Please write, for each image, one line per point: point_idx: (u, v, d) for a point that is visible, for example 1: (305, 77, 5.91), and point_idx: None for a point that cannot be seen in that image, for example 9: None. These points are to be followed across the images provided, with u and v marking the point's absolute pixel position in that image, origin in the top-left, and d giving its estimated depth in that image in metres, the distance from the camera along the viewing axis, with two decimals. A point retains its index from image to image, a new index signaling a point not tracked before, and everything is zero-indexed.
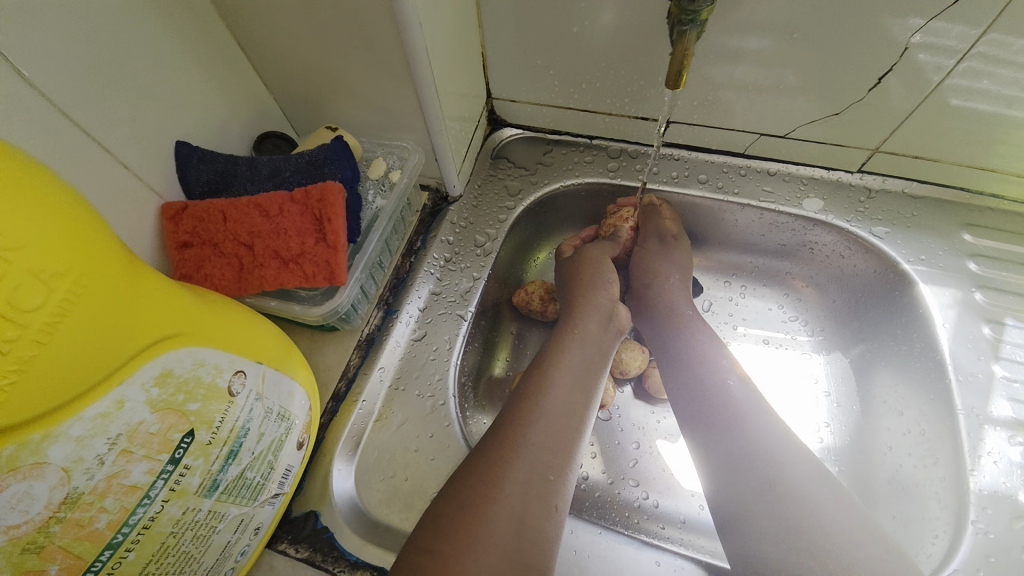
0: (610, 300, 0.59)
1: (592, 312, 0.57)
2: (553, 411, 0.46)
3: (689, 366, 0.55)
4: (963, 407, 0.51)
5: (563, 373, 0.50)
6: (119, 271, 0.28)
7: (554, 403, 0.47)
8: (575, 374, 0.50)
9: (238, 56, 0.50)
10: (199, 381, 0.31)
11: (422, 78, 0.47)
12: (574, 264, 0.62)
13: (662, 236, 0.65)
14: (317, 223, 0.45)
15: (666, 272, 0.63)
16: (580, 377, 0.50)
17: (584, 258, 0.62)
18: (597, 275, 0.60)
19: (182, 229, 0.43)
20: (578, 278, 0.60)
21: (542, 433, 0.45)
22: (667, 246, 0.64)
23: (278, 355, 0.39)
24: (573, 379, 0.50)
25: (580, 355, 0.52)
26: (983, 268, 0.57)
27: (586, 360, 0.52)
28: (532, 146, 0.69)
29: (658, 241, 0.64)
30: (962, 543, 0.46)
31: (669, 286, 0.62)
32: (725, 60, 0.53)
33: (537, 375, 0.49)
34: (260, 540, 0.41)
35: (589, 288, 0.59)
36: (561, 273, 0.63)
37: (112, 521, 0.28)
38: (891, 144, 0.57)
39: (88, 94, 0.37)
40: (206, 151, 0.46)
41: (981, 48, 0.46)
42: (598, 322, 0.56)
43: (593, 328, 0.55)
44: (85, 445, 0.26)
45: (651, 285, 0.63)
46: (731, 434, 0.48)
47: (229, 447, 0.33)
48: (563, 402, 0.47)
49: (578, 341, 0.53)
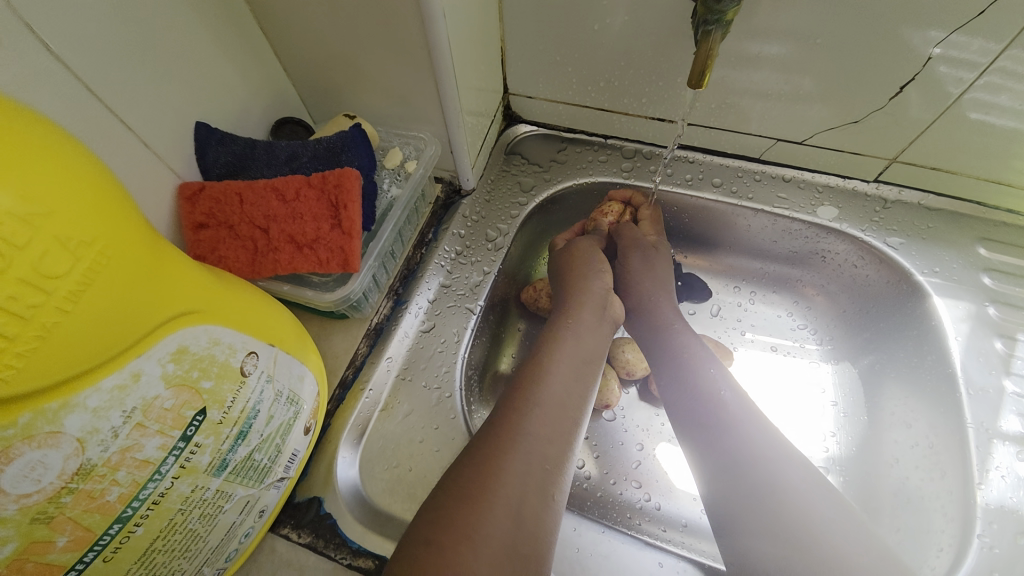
0: (606, 291, 0.59)
1: (587, 302, 0.57)
2: (550, 403, 0.47)
3: (682, 365, 0.55)
4: (971, 421, 0.51)
5: (560, 365, 0.50)
6: (142, 245, 0.28)
7: (549, 394, 0.47)
8: (571, 364, 0.51)
9: (261, 39, 0.50)
10: (213, 360, 0.31)
11: (443, 69, 0.47)
12: (566, 258, 0.62)
13: (642, 247, 0.62)
14: (333, 209, 0.45)
15: (648, 286, 0.61)
16: (575, 367, 0.51)
17: (577, 250, 0.62)
18: (589, 265, 0.60)
19: (199, 210, 0.43)
20: (571, 271, 0.60)
21: (540, 425, 0.45)
22: (647, 258, 0.62)
23: (291, 340, 0.39)
24: (569, 369, 0.50)
25: (574, 345, 0.53)
26: (998, 282, 0.57)
27: (581, 350, 0.53)
28: (547, 143, 0.69)
29: (636, 253, 0.62)
30: (967, 556, 0.46)
31: (653, 294, 0.61)
32: (745, 65, 0.53)
33: (535, 368, 0.49)
34: (263, 523, 0.41)
35: (583, 278, 0.59)
36: (553, 266, 0.63)
37: (123, 494, 0.28)
38: (909, 155, 0.57)
39: (112, 71, 0.37)
40: (225, 134, 0.46)
41: (1003, 63, 0.45)
42: (594, 312, 0.57)
43: (587, 317, 0.56)
44: (101, 417, 0.26)
45: (635, 289, 0.62)
46: (726, 435, 0.48)
47: (239, 428, 0.33)
48: (558, 392, 0.48)
49: (572, 330, 0.54)
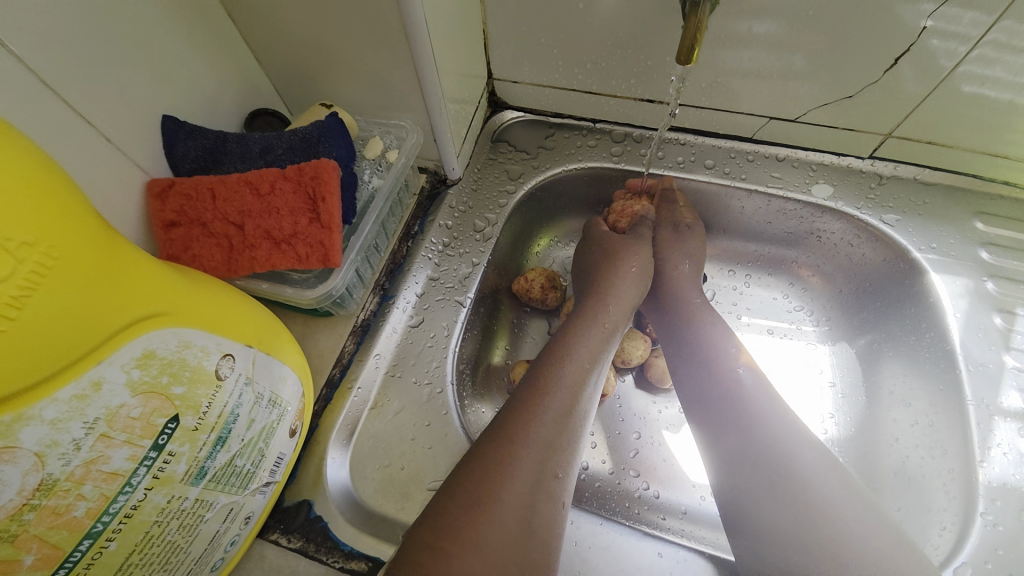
0: (636, 294, 0.59)
1: (620, 303, 0.57)
2: (568, 408, 0.45)
3: (705, 360, 0.53)
4: (972, 398, 0.50)
5: (583, 367, 0.49)
6: (94, 242, 0.26)
7: (572, 400, 0.46)
8: (586, 360, 0.50)
9: (229, 28, 0.47)
10: (184, 363, 0.29)
11: (420, 54, 0.45)
12: (610, 250, 0.61)
13: (675, 224, 0.63)
14: (311, 203, 0.43)
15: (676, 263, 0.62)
16: (594, 366, 0.50)
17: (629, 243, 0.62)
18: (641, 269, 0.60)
19: (169, 207, 0.41)
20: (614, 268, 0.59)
21: (550, 430, 0.43)
22: (680, 236, 0.63)
23: (270, 339, 0.38)
24: (582, 365, 0.49)
25: (598, 346, 0.52)
26: (995, 256, 0.56)
27: (598, 345, 0.52)
28: (533, 130, 0.67)
29: (670, 231, 0.63)
30: (971, 533, 0.45)
31: (678, 273, 0.61)
32: (735, 42, 0.51)
33: (550, 371, 0.48)
34: (250, 530, 0.39)
35: (620, 276, 0.58)
36: (583, 263, 0.63)
37: (91, 509, 0.26)
38: (903, 130, 0.55)
39: (66, 64, 0.35)
40: (193, 127, 0.44)
41: (994, 36, 0.44)
42: (621, 314, 0.56)
43: (618, 318, 0.56)
44: (60, 429, 0.24)
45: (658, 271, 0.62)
46: (744, 429, 0.47)
47: (218, 433, 0.32)
48: (569, 396, 0.46)
49: (603, 332, 0.53)
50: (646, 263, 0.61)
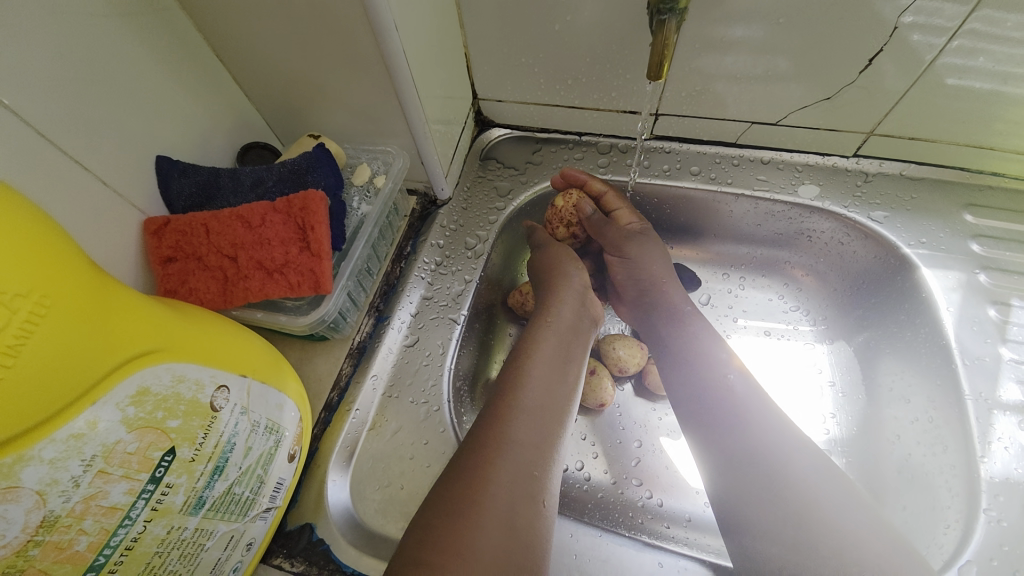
0: (580, 288, 0.59)
1: (567, 299, 0.57)
2: (538, 408, 0.46)
3: (691, 362, 0.53)
4: (970, 392, 0.50)
5: (542, 366, 0.50)
6: (87, 288, 0.28)
7: (540, 401, 0.47)
8: (548, 362, 0.51)
9: (218, 67, 0.49)
10: (179, 398, 0.31)
11: (402, 81, 0.47)
12: (549, 268, 0.60)
13: (635, 236, 0.61)
14: (301, 232, 0.45)
15: (658, 273, 0.60)
16: (553, 367, 0.51)
17: (552, 251, 0.61)
18: (570, 266, 0.60)
19: (166, 243, 0.43)
20: (553, 271, 0.59)
21: (524, 430, 0.44)
22: (645, 243, 0.61)
23: (265, 368, 0.39)
24: (546, 367, 0.50)
25: (555, 346, 0.53)
26: (987, 248, 0.56)
27: (559, 347, 0.53)
28: (521, 146, 0.69)
29: (635, 244, 0.61)
30: (975, 532, 0.44)
31: (662, 285, 0.60)
32: (713, 49, 0.52)
33: (516, 374, 0.49)
34: (254, 555, 0.40)
35: (564, 276, 0.59)
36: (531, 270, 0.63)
37: (92, 542, 0.27)
38: (886, 127, 0.56)
39: (61, 111, 0.36)
40: (187, 165, 0.46)
41: (972, 26, 0.44)
42: (573, 311, 0.57)
43: (567, 316, 0.56)
44: (59, 467, 0.25)
45: (642, 277, 0.61)
46: (740, 431, 0.47)
47: (214, 463, 0.33)
48: (540, 396, 0.47)
49: (553, 330, 0.54)
50: (570, 256, 0.61)
